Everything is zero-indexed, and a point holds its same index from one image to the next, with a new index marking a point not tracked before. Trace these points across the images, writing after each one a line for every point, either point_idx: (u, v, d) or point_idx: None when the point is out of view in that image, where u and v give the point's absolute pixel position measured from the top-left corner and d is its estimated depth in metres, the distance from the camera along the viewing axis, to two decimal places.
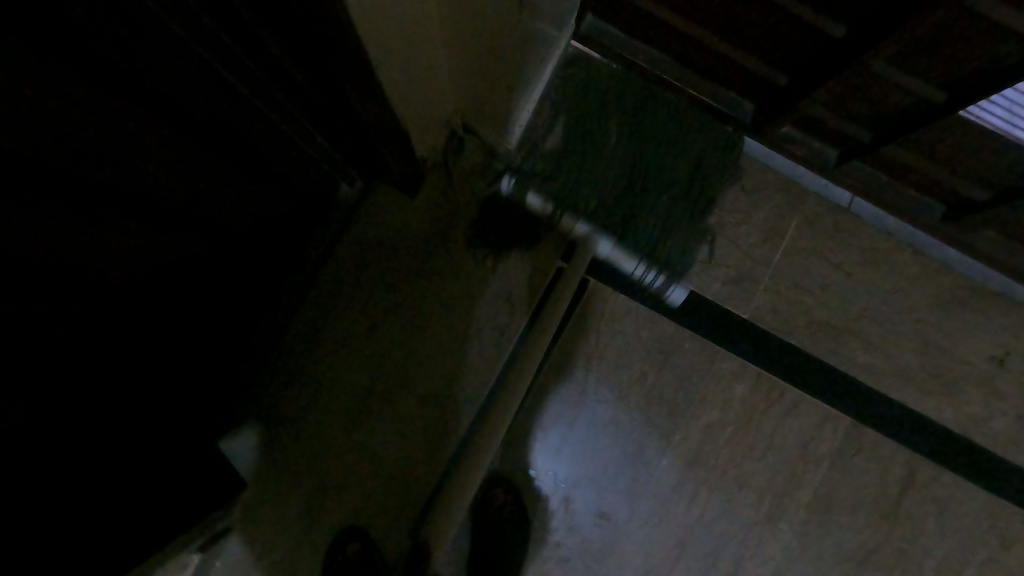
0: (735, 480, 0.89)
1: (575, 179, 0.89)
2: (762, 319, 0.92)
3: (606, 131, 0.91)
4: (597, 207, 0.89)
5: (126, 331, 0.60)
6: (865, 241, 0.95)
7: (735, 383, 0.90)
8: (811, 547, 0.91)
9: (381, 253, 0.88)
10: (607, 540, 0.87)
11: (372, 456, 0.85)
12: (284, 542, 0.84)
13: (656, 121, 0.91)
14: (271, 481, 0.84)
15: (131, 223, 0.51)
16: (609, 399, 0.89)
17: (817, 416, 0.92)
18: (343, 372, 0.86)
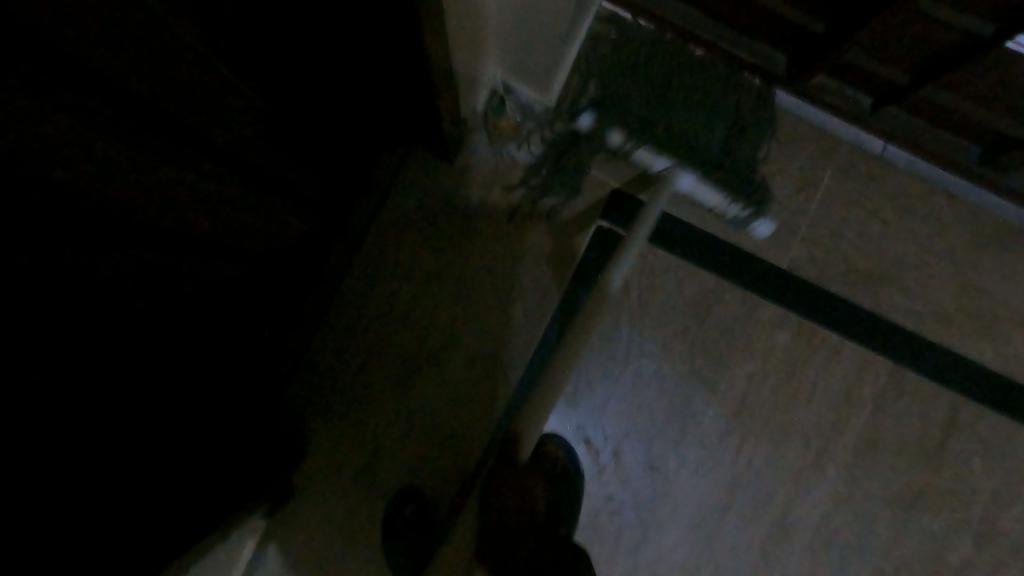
0: (781, 427, 0.91)
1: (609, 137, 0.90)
2: (802, 269, 0.93)
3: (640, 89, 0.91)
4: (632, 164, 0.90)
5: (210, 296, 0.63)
6: (899, 187, 0.95)
7: (777, 332, 0.91)
8: (858, 490, 0.92)
9: (423, 219, 0.90)
10: (658, 491, 0.89)
11: (425, 418, 0.87)
12: (345, 506, 0.86)
13: (685, 83, 0.92)
14: (330, 447, 0.87)
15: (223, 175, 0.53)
16: (654, 353, 0.90)
17: (859, 362, 0.93)
18: (391, 337, 0.88)
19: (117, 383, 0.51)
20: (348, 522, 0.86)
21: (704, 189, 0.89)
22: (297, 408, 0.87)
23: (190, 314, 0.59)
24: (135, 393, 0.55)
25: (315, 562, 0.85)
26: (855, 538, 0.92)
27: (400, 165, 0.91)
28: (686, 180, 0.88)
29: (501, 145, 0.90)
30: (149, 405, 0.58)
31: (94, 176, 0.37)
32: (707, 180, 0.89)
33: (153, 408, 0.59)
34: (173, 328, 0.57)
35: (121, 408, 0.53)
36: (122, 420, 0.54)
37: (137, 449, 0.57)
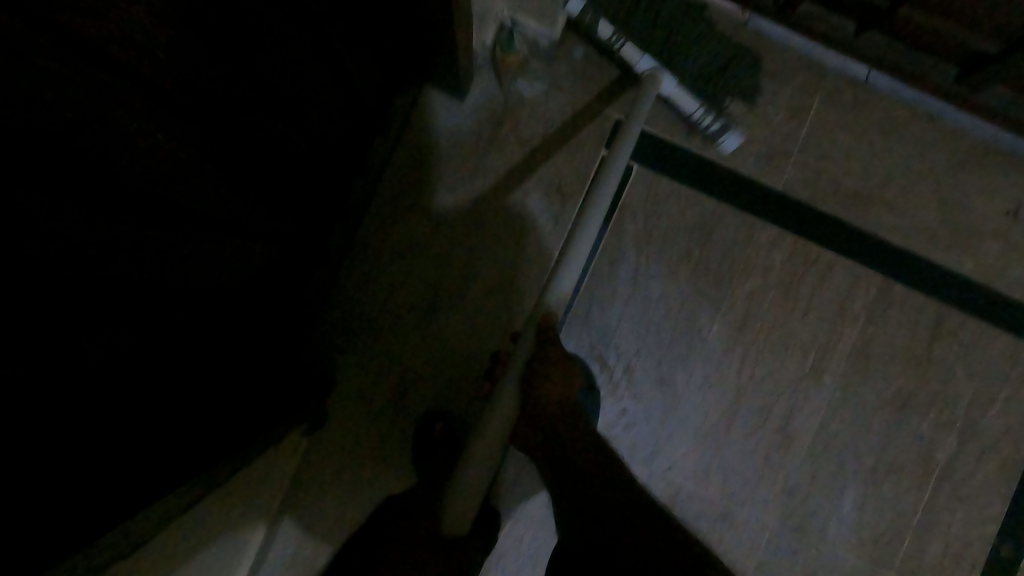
0: (781, 340, 0.97)
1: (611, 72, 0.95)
2: (795, 191, 0.98)
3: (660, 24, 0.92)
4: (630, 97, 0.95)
5: (251, 215, 0.68)
6: (883, 111, 1.00)
7: (774, 251, 0.97)
8: (852, 396, 0.99)
9: (436, 155, 0.95)
10: (668, 403, 0.95)
11: (446, 342, 0.94)
12: (376, 428, 0.94)
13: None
14: (362, 370, 0.94)
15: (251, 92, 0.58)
16: (661, 275, 0.95)
17: (852, 277, 0.99)
18: (413, 270, 0.95)
19: (172, 292, 0.56)
20: (381, 444, 0.94)
21: (682, 94, 0.92)
22: (323, 335, 0.94)
23: (236, 227, 0.65)
24: (192, 298, 0.61)
25: (356, 478, 0.93)
26: (849, 439, 0.99)
27: (412, 104, 0.95)
28: (665, 84, 0.91)
29: (509, 81, 0.94)
30: (206, 310, 0.65)
31: (172, 69, 0.45)
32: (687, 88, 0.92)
33: (206, 315, 0.66)
34: (223, 240, 0.63)
35: (179, 310, 0.59)
36: (178, 322, 0.60)
37: (190, 348, 0.65)
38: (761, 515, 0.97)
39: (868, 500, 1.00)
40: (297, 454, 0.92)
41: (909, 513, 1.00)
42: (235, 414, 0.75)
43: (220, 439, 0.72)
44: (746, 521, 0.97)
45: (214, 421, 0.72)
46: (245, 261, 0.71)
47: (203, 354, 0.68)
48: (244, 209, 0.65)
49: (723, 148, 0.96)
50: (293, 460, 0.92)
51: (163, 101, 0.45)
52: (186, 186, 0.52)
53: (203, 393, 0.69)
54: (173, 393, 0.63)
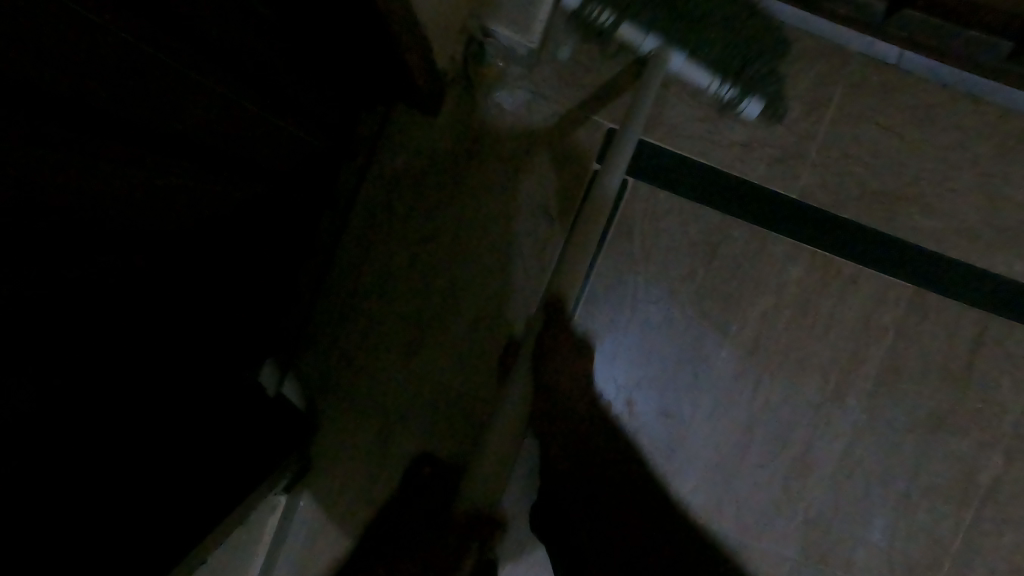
0: (798, 361, 0.88)
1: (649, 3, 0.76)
2: (812, 196, 0.88)
3: None
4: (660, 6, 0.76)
5: (194, 289, 0.63)
6: (916, 98, 0.88)
7: (789, 266, 0.88)
8: (880, 418, 0.90)
9: (410, 180, 0.88)
10: (673, 435, 0.88)
11: (431, 380, 0.89)
12: (359, 476, 0.90)
13: None
14: (343, 414, 0.90)
15: (172, 207, 0.52)
16: (664, 299, 0.87)
17: (877, 290, 0.89)
18: (392, 306, 0.89)
19: (95, 404, 0.52)
20: (368, 494, 0.90)
21: (691, 68, 0.78)
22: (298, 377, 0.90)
23: (176, 301, 0.60)
24: (126, 402, 0.57)
25: (348, 525, 0.90)
26: (878, 467, 0.91)
27: (382, 125, 0.88)
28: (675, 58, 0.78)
29: (485, 94, 0.87)
30: (156, 401, 0.62)
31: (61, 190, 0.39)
32: (697, 58, 0.78)
33: (159, 404, 0.62)
34: (156, 315, 0.57)
35: (115, 415, 0.55)
36: (117, 418, 0.56)
37: (147, 446, 0.61)
38: (781, 548, 0.91)
39: (899, 526, 0.92)
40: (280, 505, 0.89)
41: (947, 538, 0.92)
42: (215, 483, 0.72)
43: (196, 517, 0.69)
44: (765, 554, 0.90)
45: (192, 506, 0.69)
46: (191, 343, 0.66)
47: (169, 442, 0.64)
48: (181, 295, 0.61)
49: (749, 112, 0.82)
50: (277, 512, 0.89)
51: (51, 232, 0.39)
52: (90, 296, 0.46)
53: (178, 480, 0.66)
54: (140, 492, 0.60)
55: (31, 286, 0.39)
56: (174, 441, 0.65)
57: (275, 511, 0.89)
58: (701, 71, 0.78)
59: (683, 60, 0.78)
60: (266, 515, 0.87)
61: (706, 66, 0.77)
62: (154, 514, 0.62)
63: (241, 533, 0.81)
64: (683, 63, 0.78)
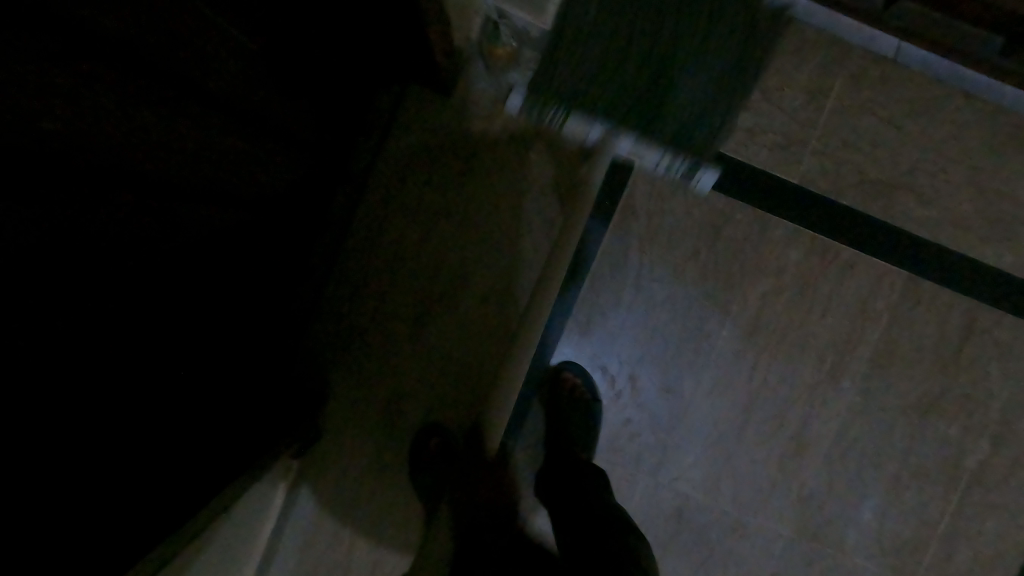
0: (796, 342, 0.91)
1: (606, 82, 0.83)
2: (812, 182, 0.91)
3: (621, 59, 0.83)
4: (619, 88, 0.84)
5: (226, 247, 0.65)
6: (912, 91, 0.91)
7: (789, 248, 0.90)
8: (873, 401, 0.93)
9: (423, 158, 0.90)
10: (674, 412, 0.90)
11: (439, 355, 0.91)
12: (368, 446, 0.92)
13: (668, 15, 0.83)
14: (352, 385, 0.91)
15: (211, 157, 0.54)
16: (668, 279, 0.90)
17: (873, 277, 0.92)
18: (402, 283, 0.91)
19: (149, 352, 0.54)
20: (375, 465, 0.92)
21: (641, 149, 0.86)
22: (310, 349, 0.92)
23: (211, 256, 0.62)
24: (172, 356, 0.58)
25: (356, 491, 0.92)
26: (871, 449, 0.93)
27: (397, 105, 0.90)
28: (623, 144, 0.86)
29: (498, 72, 0.88)
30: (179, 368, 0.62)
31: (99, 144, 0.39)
32: (648, 139, 0.84)
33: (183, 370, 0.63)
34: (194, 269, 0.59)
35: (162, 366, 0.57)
36: (165, 370, 0.57)
37: (186, 401, 0.62)
38: (777, 525, 0.93)
39: (888, 508, 0.94)
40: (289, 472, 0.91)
41: (934, 521, 0.95)
42: (233, 453, 0.73)
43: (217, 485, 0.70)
44: (759, 531, 0.93)
45: (217, 464, 0.70)
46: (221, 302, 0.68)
47: (200, 406, 0.66)
48: (215, 251, 0.62)
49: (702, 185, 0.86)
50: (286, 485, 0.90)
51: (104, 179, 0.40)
52: (140, 247, 0.48)
53: (201, 445, 0.67)
54: (179, 446, 0.62)
55: (87, 224, 0.41)
56: (204, 398, 0.67)
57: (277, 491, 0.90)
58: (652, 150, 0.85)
59: (632, 144, 0.86)
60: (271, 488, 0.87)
61: (653, 144, 0.85)
62: (183, 468, 0.64)
63: (253, 505, 0.82)
64: (635, 146, 0.86)
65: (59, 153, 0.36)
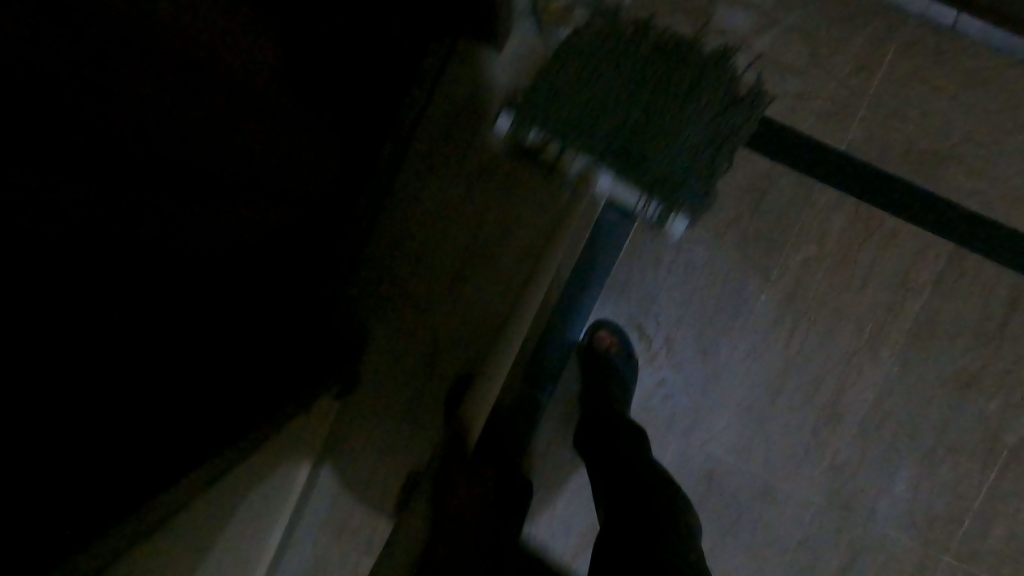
0: (835, 310, 0.91)
1: (585, 112, 0.77)
2: (859, 150, 0.90)
3: (611, 81, 0.78)
4: (611, 116, 0.77)
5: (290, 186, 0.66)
6: (969, 62, 0.89)
7: (832, 215, 0.90)
8: (911, 373, 0.92)
9: (470, 113, 0.91)
10: (708, 375, 0.91)
11: (478, 309, 0.92)
12: (405, 397, 0.93)
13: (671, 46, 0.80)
14: (391, 336, 0.93)
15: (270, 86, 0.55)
16: (707, 242, 0.90)
17: (916, 247, 0.91)
18: (443, 235, 0.92)
19: (196, 276, 0.56)
20: (411, 417, 0.93)
21: (622, 189, 0.78)
22: (352, 299, 0.93)
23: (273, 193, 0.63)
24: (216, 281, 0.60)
25: (388, 441, 0.93)
26: (907, 421, 0.93)
27: (446, 58, 0.91)
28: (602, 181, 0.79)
29: (550, 29, 0.87)
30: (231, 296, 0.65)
31: (173, 64, 0.42)
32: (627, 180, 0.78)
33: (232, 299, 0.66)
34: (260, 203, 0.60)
35: (205, 291, 0.59)
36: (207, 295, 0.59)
37: (220, 327, 0.64)
38: (808, 491, 0.93)
39: (921, 481, 0.94)
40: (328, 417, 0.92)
41: (969, 498, 0.93)
42: (276, 388, 0.75)
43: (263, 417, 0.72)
44: (790, 497, 0.93)
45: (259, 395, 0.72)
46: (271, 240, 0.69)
47: (233, 334, 0.68)
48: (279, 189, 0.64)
49: (675, 229, 0.78)
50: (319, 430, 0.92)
51: (172, 94, 0.42)
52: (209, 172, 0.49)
53: (239, 378, 0.69)
54: (213, 369, 0.64)
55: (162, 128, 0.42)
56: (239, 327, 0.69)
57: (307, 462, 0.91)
58: (631, 190, 0.78)
59: (610, 181, 0.79)
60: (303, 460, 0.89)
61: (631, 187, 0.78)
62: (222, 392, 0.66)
63: (292, 452, 0.84)
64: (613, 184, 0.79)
65: (127, 47, 0.37)
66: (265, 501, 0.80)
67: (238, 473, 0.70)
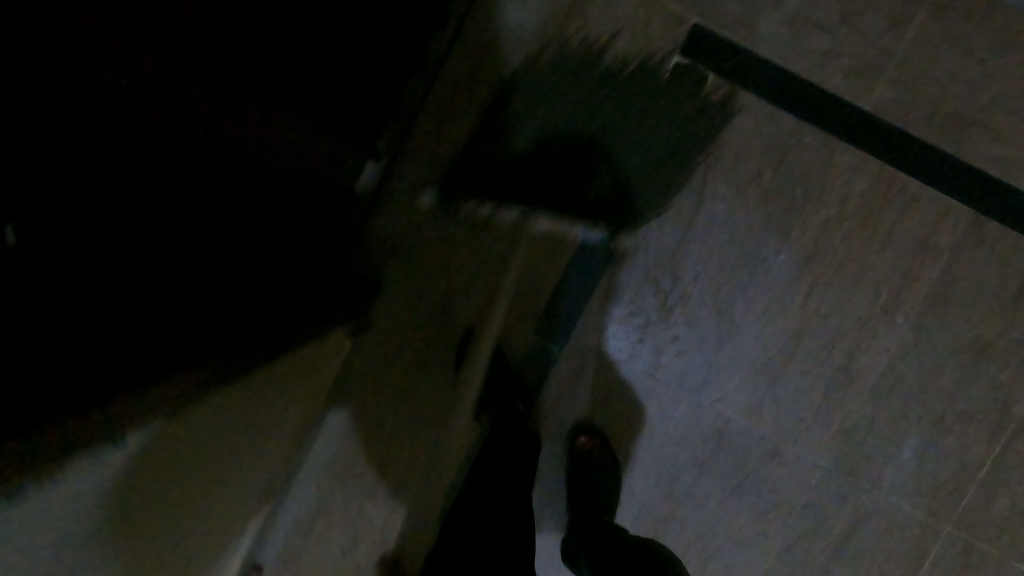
0: (852, 273, 0.90)
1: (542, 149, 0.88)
2: (885, 111, 0.88)
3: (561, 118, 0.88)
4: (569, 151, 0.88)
5: (301, 104, 0.64)
6: (1004, 23, 0.86)
7: (854, 177, 0.89)
8: (923, 339, 0.91)
9: (492, 55, 0.89)
10: (723, 334, 0.90)
11: (492, 259, 0.91)
12: (416, 343, 0.92)
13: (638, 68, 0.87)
14: (404, 282, 0.92)
15: None
16: (728, 199, 0.89)
17: (937, 213, 0.90)
18: (458, 181, 0.90)
19: (205, 189, 0.54)
20: (422, 364, 0.93)
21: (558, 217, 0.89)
22: (365, 242, 0.92)
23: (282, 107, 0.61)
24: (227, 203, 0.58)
25: (398, 387, 0.93)
26: (917, 387, 0.92)
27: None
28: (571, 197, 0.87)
29: None
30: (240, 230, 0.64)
31: None
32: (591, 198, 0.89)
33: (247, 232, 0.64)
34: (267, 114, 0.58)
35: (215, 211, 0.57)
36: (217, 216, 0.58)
37: (229, 250, 0.63)
38: (815, 455, 0.93)
39: (929, 449, 0.93)
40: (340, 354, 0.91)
41: (975, 467, 0.93)
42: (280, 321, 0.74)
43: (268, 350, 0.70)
44: (797, 459, 0.93)
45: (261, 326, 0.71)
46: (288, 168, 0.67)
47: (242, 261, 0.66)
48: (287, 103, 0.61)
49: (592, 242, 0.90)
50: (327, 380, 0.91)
51: None
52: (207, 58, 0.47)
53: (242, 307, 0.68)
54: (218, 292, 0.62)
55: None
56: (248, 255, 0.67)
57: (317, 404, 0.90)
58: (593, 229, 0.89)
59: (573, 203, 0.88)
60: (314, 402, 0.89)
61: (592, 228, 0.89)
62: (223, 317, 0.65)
63: (301, 390, 0.84)
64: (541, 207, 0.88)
65: None
66: (240, 478, 0.77)
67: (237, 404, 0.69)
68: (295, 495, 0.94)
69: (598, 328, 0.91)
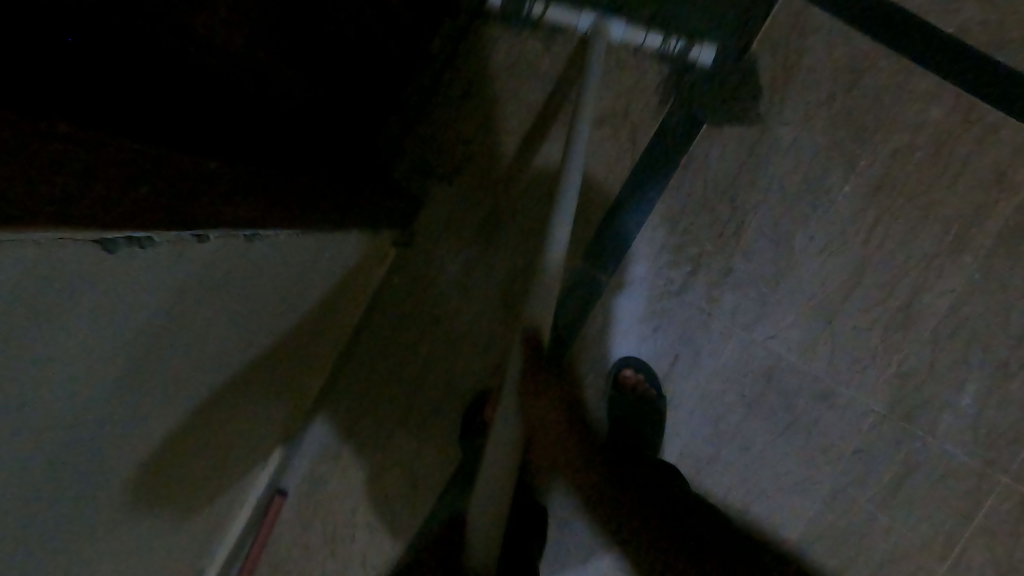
0: (921, 207, 0.85)
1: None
2: (970, 36, 0.82)
3: None
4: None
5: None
6: None
7: (931, 106, 0.83)
8: (994, 281, 0.86)
9: None
10: (779, 268, 0.86)
11: (543, 178, 0.88)
12: (456, 263, 0.90)
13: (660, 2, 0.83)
14: (448, 198, 0.90)
15: None
16: (794, 123, 0.84)
17: (1016, 147, 0.84)
18: (510, 95, 0.87)
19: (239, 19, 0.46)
20: (461, 288, 0.90)
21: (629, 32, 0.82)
22: (410, 152, 0.90)
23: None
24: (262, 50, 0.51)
25: (433, 311, 0.91)
26: (984, 331, 0.87)
27: None
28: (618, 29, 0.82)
29: None
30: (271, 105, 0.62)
31: None
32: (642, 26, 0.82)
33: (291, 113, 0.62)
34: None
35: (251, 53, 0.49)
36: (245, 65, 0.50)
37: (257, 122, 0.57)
38: (868, 399, 0.89)
39: (989, 396, 0.88)
40: (382, 266, 0.91)
41: None
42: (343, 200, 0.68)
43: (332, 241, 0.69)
44: (851, 403, 0.89)
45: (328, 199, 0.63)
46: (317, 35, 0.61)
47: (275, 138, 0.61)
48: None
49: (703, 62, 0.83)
50: (365, 295, 0.91)
51: None
52: None
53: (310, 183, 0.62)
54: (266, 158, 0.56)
55: None
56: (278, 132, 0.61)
57: (353, 312, 0.90)
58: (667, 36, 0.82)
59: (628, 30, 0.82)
60: (349, 312, 0.88)
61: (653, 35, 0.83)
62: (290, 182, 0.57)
63: (336, 301, 0.82)
64: (626, 32, 0.82)
65: None
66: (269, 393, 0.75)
67: (284, 312, 0.67)
68: (324, 418, 0.93)
69: (651, 258, 0.87)
